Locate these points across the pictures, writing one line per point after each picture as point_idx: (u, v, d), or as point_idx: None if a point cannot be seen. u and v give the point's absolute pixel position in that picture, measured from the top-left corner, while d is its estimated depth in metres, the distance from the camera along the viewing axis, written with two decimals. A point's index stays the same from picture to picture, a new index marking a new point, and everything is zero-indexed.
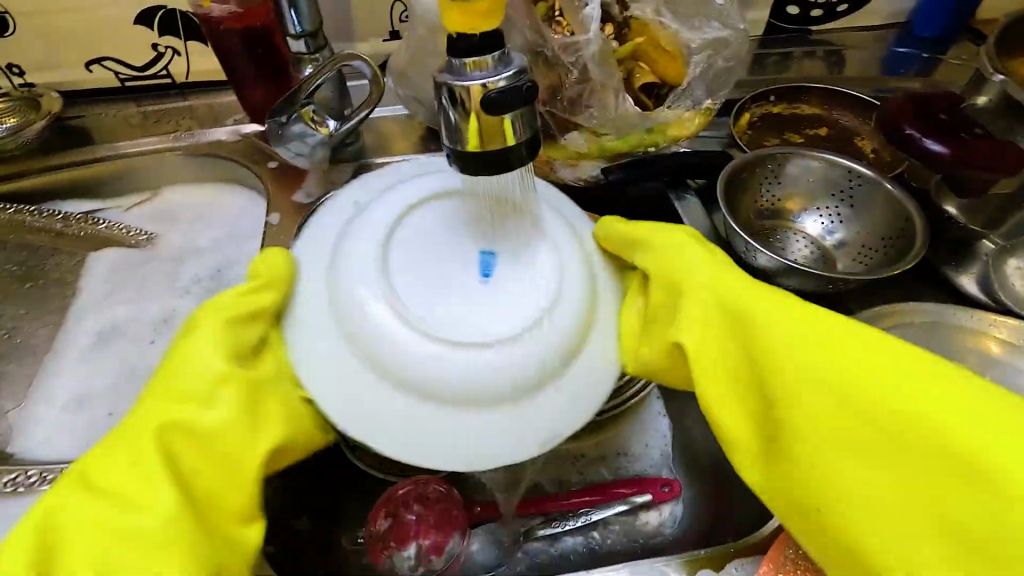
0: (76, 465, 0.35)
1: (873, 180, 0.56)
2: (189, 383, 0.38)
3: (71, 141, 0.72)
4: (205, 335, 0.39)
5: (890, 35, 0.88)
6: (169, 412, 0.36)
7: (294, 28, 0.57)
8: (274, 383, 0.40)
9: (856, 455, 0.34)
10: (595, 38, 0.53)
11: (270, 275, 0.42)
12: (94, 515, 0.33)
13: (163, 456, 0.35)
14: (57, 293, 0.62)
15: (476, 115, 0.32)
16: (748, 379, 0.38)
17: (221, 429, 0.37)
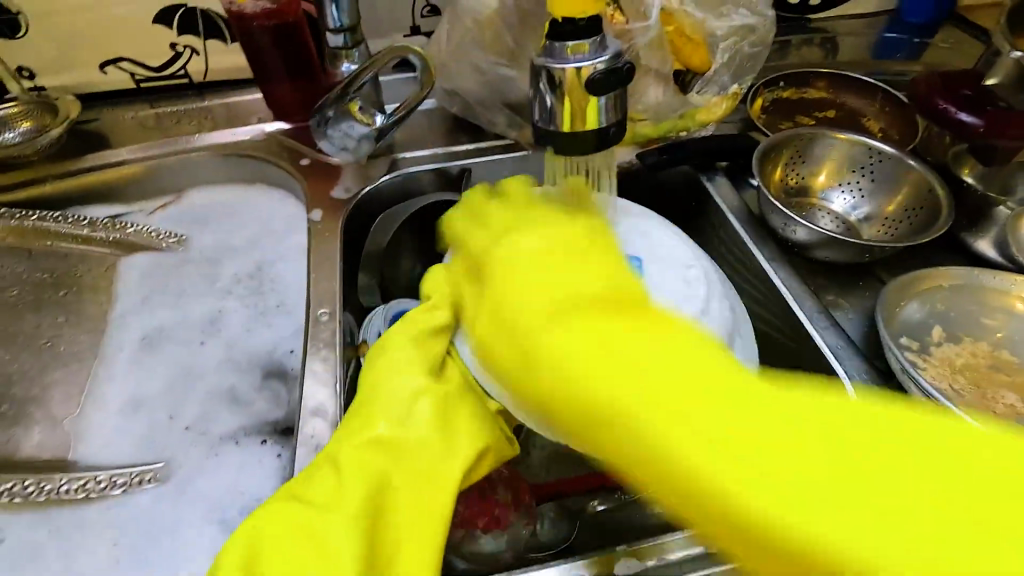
0: (286, 487, 0.38)
1: (894, 156, 0.60)
2: (391, 401, 0.41)
3: (88, 144, 0.70)
4: (403, 357, 0.43)
5: (880, 22, 0.93)
6: (367, 429, 0.40)
7: (333, 22, 0.57)
8: (467, 395, 0.42)
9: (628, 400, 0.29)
10: (654, 26, 0.54)
11: (439, 294, 0.46)
12: (293, 521, 0.36)
13: (360, 468, 0.38)
14: (93, 299, 0.61)
15: (574, 98, 0.33)
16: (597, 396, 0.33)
17: (412, 443, 0.39)
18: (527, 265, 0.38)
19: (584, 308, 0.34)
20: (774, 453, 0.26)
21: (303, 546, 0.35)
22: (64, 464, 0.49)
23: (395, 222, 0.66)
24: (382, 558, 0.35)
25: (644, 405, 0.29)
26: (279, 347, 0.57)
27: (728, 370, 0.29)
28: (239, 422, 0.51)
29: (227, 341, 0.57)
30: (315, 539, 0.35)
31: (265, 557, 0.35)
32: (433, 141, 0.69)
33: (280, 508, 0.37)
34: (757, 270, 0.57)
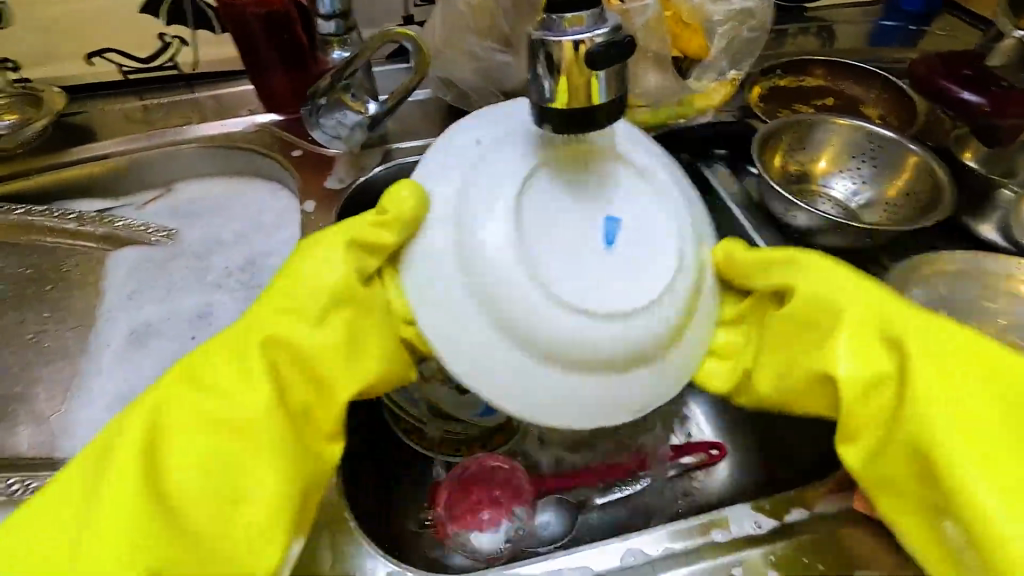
0: (183, 364, 0.36)
1: (893, 140, 0.59)
2: (307, 296, 0.37)
3: (75, 137, 0.69)
4: (331, 251, 0.38)
5: (876, 10, 0.92)
6: (270, 326, 0.36)
7: (324, 8, 0.56)
8: (377, 307, 0.38)
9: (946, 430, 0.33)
10: (652, 5, 0.54)
11: (398, 213, 0.37)
12: (195, 404, 0.34)
13: (267, 365, 0.35)
14: (80, 294, 0.60)
15: (574, 73, 0.32)
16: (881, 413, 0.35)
17: (321, 350, 0.36)
18: (882, 301, 0.37)
19: (801, 337, 0.38)
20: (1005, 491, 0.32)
21: (157, 468, 0.32)
22: (50, 463, 0.47)
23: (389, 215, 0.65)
24: (303, 448, 0.36)
25: (926, 427, 0.33)
26: None
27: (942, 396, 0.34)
28: None
29: None
30: (228, 428, 0.34)
31: (172, 442, 0.33)
32: (428, 132, 0.68)
33: (176, 393, 0.35)
34: None
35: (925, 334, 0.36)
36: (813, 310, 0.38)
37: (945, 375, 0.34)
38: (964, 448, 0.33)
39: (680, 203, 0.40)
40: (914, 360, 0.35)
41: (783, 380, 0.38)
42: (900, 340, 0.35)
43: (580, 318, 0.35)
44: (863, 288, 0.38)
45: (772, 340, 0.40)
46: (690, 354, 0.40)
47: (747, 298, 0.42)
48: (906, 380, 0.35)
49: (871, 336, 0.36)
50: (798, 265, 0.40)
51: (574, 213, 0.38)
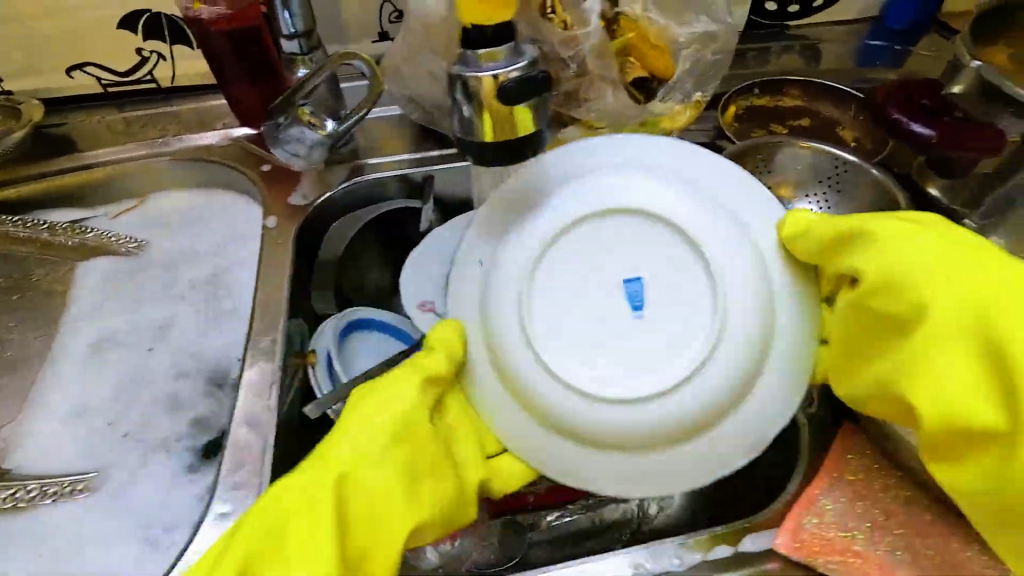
0: (324, 441, 0.39)
1: (859, 166, 0.58)
2: (369, 436, 0.39)
3: (54, 148, 0.70)
4: (401, 391, 0.41)
5: (865, 28, 0.90)
6: (370, 446, 0.38)
7: (288, 29, 0.57)
8: (421, 433, 0.40)
9: (951, 367, 0.33)
10: (595, 31, 0.53)
11: (445, 344, 0.42)
12: (324, 502, 0.35)
13: (339, 481, 0.37)
14: (47, 303, 0.61)
15: (489, 106, 0.32)
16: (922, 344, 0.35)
17: (358, 480, 0.37)
18: (912, 244, 0.36)
19: (877, 312, 0.37)
20: (996, 420, 0.32)
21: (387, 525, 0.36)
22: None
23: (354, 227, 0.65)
24: None
25: (949, 364, 0.33)
26: (227, 355, 0.56)
27: (970, 363, 0.33)
28: (181, 428, 0.51)
29: (175, 348, 0.57)
30: (292, 524, 0.35)
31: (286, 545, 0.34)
32: (395, 148, 0.68)
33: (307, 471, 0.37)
34: None
35: (955, 258, 0.35)
36: (889, 285, 0.36)
37: (961, 325, 0.33)
38: (961, 367, 0.33)
39: (745, 250, 0.41)
40: (935, 317, 0.34)
41: (854, 384, 0.40)
42: (995, 306, 0.33)
43: (590, 402, 0.39)
44: (940, 257, 0.35)
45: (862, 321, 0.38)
46: (762, 416, 0.40)
47: (827, 279, 0.41)
48: (919, 329, 0.35)
49: (915, 312, 0.35)
50: (878, 239, 0.37)
51: (594, 281, 0.42)
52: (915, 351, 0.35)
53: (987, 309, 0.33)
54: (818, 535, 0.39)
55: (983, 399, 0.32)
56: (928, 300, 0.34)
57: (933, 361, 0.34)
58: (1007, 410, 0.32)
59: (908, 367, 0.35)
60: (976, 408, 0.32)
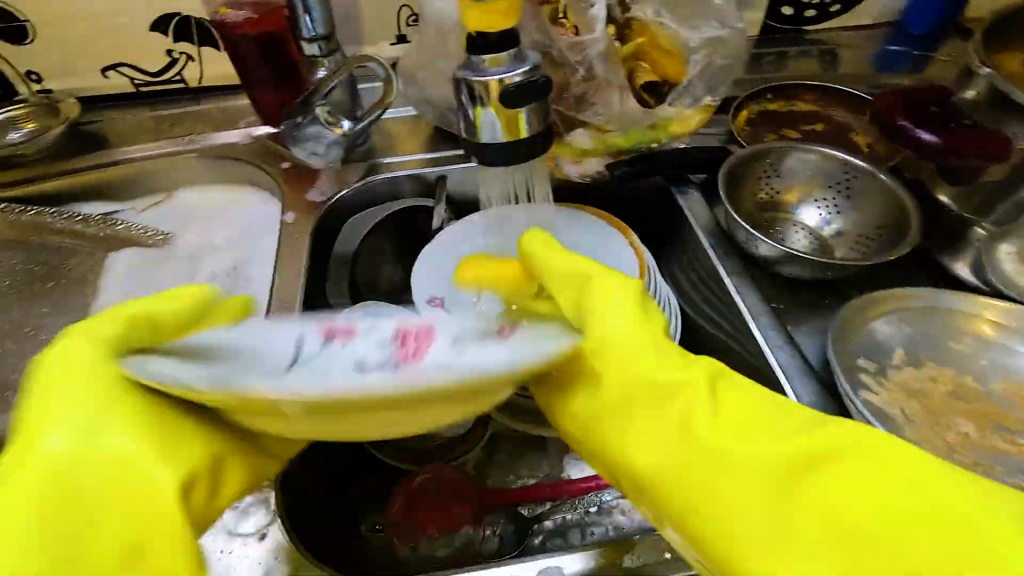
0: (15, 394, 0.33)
1: (868, 171, 0.58)
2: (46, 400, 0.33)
3: (89, 144, 0.74)
4: (83, 383, 0.34)
5: (883, 33, 0.89)
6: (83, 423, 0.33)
7: (309, 32, 0.60)
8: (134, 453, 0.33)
9: (754, 515, 0.29)
10: (600, 38, 0.53)
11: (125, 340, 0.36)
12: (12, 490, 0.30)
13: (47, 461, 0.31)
14: (78, 291, 0.65)
15: (493, 110, 0.34)
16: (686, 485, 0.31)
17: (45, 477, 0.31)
18: (645, 344, 0.36)
19: (665, 423, 0.34)
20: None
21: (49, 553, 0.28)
22: None
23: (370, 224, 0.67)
24: None
25: (741, 494, 0.30)
26: None
27: (718, 489, 0.30)
28: None
29: None
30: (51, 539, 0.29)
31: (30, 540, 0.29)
32: (410, 148, 0.70)
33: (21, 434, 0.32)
34: (718, 285, 0.57)
35: (693, 398, 0.33)
36: (585, 369, 0.38)
37: (695, 454, 0.32)
38: (806, 515, 0.29)
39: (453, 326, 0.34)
40: (712, 436, 0.32)
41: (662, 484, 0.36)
42: (682, 402, 0.33)
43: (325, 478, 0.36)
44: (635, 329, 0.37)
45: (603, 393, 0.39)
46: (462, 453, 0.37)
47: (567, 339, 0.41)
48: (676, 415, 0.34)
49: (681, 416, 0.34)
50: (579, 294, 0.39)
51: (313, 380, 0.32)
52: (701, 481, 0.31)
53: (757, 423, 0.32)
54: None
55: (831, 563, 0.27)
56: (720, 442, 0.31)
57: (733, 523, 0.29)
58: (844, 559, 0.27)
59: (726, 537, 0.30)
60: (811, 560, 0.28)
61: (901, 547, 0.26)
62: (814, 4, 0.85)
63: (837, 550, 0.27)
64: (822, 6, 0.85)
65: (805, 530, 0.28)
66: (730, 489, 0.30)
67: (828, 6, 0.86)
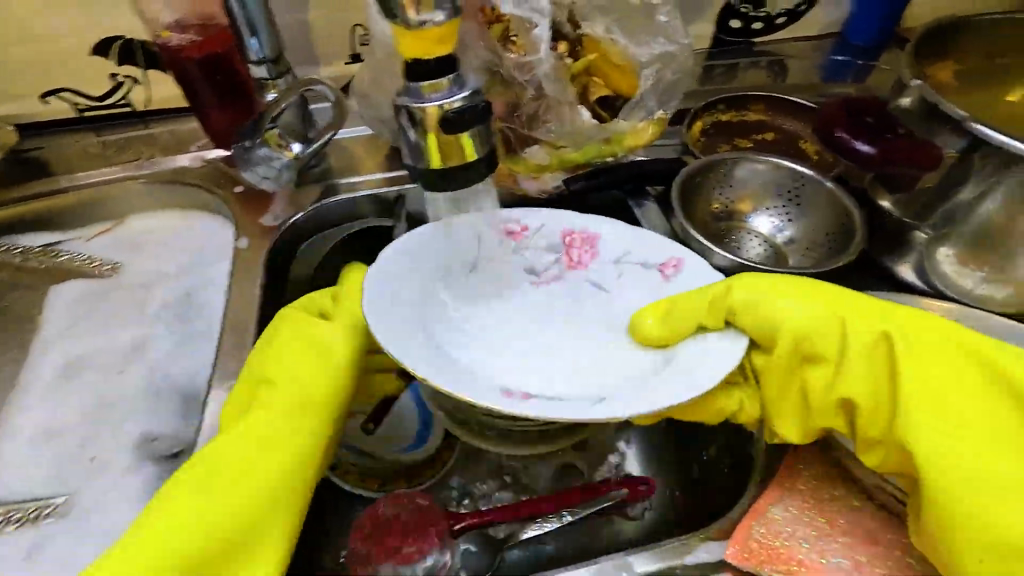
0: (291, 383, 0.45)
1: (816, 180, 0.60)
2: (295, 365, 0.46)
3: (29, 172, 0.71)
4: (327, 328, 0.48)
5: (828, 44, 0.93)
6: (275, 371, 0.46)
7: (255, 54, 0.58)
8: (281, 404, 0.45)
9: (956, 388, 0.38)
10: (546, 58, 0.53)
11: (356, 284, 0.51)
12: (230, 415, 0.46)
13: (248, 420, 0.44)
14: (20, 327, 0.63)
15: (435, 134, 0.34)
16: (916, 386, 0.38)
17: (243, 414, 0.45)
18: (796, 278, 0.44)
19: (825, 339, 0.41)
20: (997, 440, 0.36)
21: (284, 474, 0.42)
22: None
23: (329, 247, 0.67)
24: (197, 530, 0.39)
25: (917, 376, 0.38)
26: (198, 376, 0.58)
27: (917, 387, 0.38)
28: (147, 450, 0.53)
29: (146, 370, 0.58)
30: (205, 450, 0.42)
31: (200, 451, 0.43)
32: (369, 168, 0.70)
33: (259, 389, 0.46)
34: None
35: (846, 304, 0.42)
36: (754, 327, 0.42)
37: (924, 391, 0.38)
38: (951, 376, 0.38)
39: (591, 312, 0.50)
40: (898, 344, 0.39)
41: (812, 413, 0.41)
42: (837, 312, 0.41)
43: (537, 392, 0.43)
44: (785, 289, 0.43)
45: (773, 375, 0.43)
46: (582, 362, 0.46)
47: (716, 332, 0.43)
48: (823, 339, 0.40)
49: (806, 352, 0.41)
50: (729, 300, 0.43)
51: (494, 317, 0.50)
52: (907, 392, 0.37)
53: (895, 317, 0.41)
54: (766, 545, 0.39)
55: (995, 420, 0.37)
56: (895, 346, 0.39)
57: (933, 419, 0.37)
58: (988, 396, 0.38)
59: (917, 421, 0.37)
60: (987, 422, 0.37)
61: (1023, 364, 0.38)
62: (760, 17, 0.87)
63: (983, 393, 0.38)
64: (768, 18, 0.88)
65: (971, 387, 0.38)
66: (931, 384, 0.38)
67: (774, 18, 0.88)
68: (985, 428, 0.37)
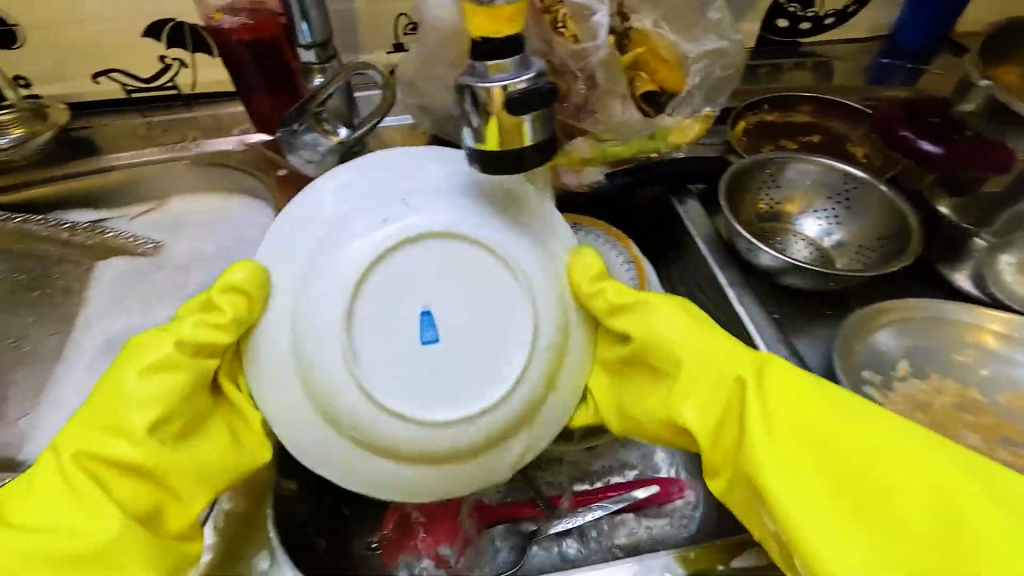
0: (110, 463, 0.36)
1: (868, 183, 0.58)
2: (136, 411, 0.36)
3: (78, 150, 0.72)
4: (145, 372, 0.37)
5: (876, 47, 0.90)
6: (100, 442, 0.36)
7: (305, 39, 0.59)
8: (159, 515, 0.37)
9: (804, 484, 0.35)
10: (604, 45, 0.53)
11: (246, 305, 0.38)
12: (64, 478, 0.35)
13: (87, 484, 0.35)
14: (63, 302, 0.64)
15: (498, 116, 0.33)
16: (819, 481, 0.35)
17: (134, 464, 0.36)
18: None
19: None
20: (883, 505, 0.34)
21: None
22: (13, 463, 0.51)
23: None
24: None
25: (772, 466, 0.35)
26: None
27: (816, 418, 0.36)
28: None
29: None
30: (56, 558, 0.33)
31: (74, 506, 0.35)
32: None
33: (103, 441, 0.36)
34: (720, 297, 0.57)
35: (848, 404, 0.36)
36: None
37: (772, 428, 0.36)
38: (872, 449, 0.35)
39: None
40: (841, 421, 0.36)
41: None
42: (822, 421, 0.36)
43: None
44: None
45: None
46: None
47: None
48: (801, 428, 0.36)
49: None
50: None
51: None
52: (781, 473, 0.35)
53: (837, 421, 0.36)
54: None
55: (811, 467, 0.35)
56: (844, 438, 0.35)
57: (774, 443, 0.36)
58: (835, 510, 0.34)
59: (757, 469, 0.35)
60: (778, 474, 0.35)
61: (901, 498, 0.33)
62: (808, 17, 0.85)
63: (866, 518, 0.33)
64: (816, 18, 0.86)
65: (835, 491, 0.34)
66: (873, 457, 0.35)
67: (823, 18, 0.86)
68: (799, 511, 0.34)
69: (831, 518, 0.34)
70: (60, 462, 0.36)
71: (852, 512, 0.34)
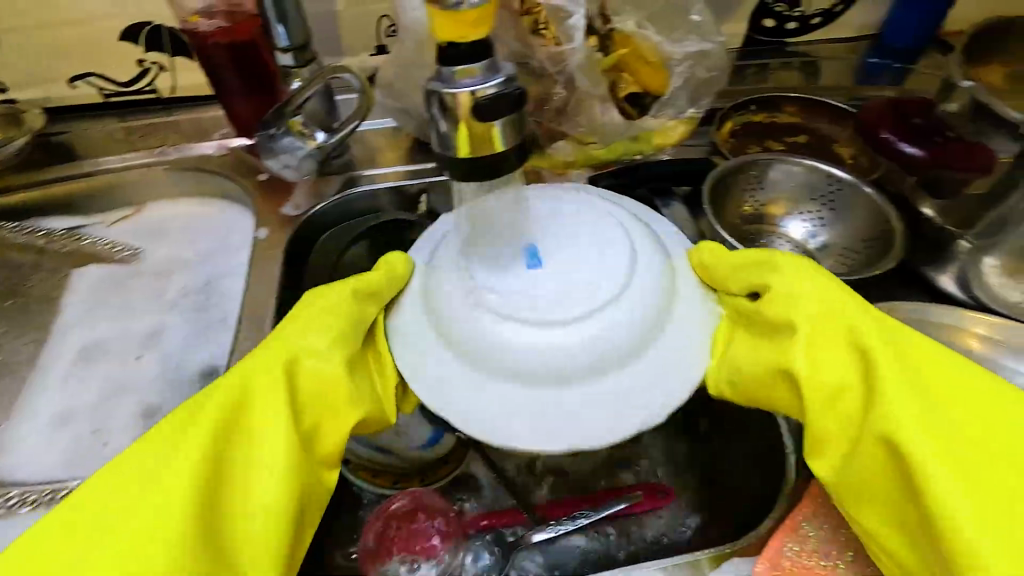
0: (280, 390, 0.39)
1: (852, 184, 0.58)
2: (310, 341, 0.41)
3: (55, 155, 0.71)
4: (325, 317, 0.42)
5: (863, 46, 0.89)
6: (285, 366, 0.40)
7: (282, 42, 0.58)
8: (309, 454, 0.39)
9: (949, 453, 0.34)
10: (580, 48, 0.52)
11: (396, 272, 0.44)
12: (253, 393, 0.38)
13: (285, 394, 0.39)
14: (38, 310, 0.63)
15: (466, 122, 0.32)
16: (960, 448, 0.34)
17: (314, 389, 0.39)
18: None
19: None
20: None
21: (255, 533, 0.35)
22: None
23: (342, 242, 0.66)
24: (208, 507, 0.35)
25: (914, 433, 0.34)
26: (214, 365, 0.57)
27: (939, 387, 0.36)
28: None
29: (164, 356, 0.58)
30: (218, 480, 0.36)
31: (253, 424, 0.38)
32: (389, 161, 0.68)
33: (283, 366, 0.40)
34: None
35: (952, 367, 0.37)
36: None
37: (899, 388, 0.36)
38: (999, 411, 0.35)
39: None
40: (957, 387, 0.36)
41: None
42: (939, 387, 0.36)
43: None
44: None
45: None
46: None
47: None
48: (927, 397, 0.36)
49: None
50: None
51: None
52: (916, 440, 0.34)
53: (952, 390, 0.36)
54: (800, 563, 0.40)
55: (945, 432, 0.35)
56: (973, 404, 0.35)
57: (901, 411, 0.35)
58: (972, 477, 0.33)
59: (901, 443, 0.34)
60: (922, 442, 0.34)
61: None
62: (795, 16, 0.85)
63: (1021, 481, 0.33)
64: (803, 18, 0.85)
65: (978, 456, 0.34)
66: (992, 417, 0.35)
67: (810, 18, 0.86)
68: (945, 481, 0.33)
69: (983, 483, 0.33)
70: (243, 381, 0.39)
71: (997, 482, 0.33)
